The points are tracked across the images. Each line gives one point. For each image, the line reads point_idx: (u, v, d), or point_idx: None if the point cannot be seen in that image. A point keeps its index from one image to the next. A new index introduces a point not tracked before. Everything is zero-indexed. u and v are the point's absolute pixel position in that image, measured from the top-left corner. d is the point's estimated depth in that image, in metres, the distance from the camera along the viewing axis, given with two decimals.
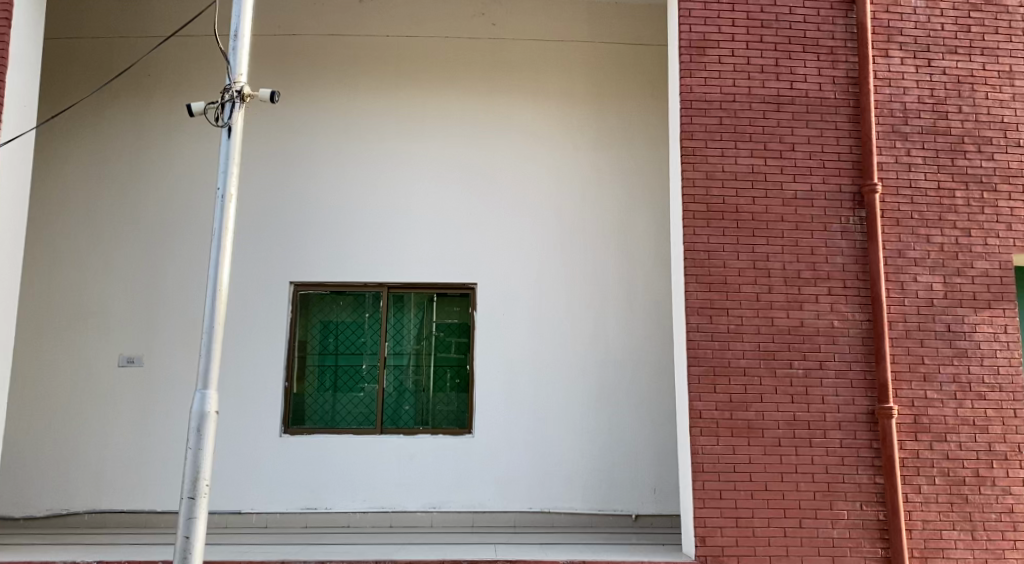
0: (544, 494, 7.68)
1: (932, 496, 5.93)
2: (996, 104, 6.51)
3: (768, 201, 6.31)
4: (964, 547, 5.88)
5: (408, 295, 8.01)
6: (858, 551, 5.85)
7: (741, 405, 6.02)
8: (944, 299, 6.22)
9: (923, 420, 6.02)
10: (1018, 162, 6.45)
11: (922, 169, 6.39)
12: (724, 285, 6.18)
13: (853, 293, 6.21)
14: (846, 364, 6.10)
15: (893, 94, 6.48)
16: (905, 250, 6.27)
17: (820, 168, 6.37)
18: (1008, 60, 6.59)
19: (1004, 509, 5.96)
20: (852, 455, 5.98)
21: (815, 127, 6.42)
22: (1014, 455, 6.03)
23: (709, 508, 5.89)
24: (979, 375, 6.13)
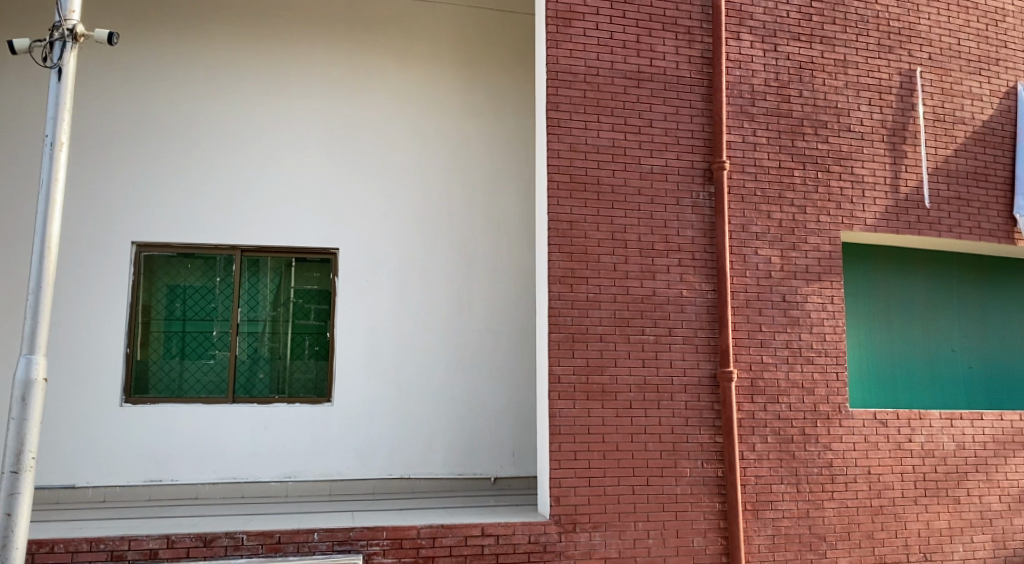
0: (404, 461, 7.67)
1: (765, 453, 6.41)
2: (831, 90, 7.02)
3: (626, 174, 6.51)
4: (790, 499, 6.41)
5: (264, 258, 7.70)
6: (698, 506, 6.24)
7: (596, 369, 6.24)
8: (781, 271, 6.68)
9: (758, 383, 6.49)
10: (849, 145, 6.99)
11: (766, 149, 6.80)
12: (584, 254, 6.34)
13: (701, 264, 6.54)
14: (693, 331, 6.45)
15: (743, 76, 6.83)
16: (748, 225, 6.67)
17: (674, 145, 6.63)
18: (842, 49, 7.09)
19: (825, 463, 6.54)
20: (695, 416, 6.35)
21: (671, 104, 6.66)
22: (835, 414, 6.62)
23: (564, 469, 6.08)
24: (808, 341, 6.66)
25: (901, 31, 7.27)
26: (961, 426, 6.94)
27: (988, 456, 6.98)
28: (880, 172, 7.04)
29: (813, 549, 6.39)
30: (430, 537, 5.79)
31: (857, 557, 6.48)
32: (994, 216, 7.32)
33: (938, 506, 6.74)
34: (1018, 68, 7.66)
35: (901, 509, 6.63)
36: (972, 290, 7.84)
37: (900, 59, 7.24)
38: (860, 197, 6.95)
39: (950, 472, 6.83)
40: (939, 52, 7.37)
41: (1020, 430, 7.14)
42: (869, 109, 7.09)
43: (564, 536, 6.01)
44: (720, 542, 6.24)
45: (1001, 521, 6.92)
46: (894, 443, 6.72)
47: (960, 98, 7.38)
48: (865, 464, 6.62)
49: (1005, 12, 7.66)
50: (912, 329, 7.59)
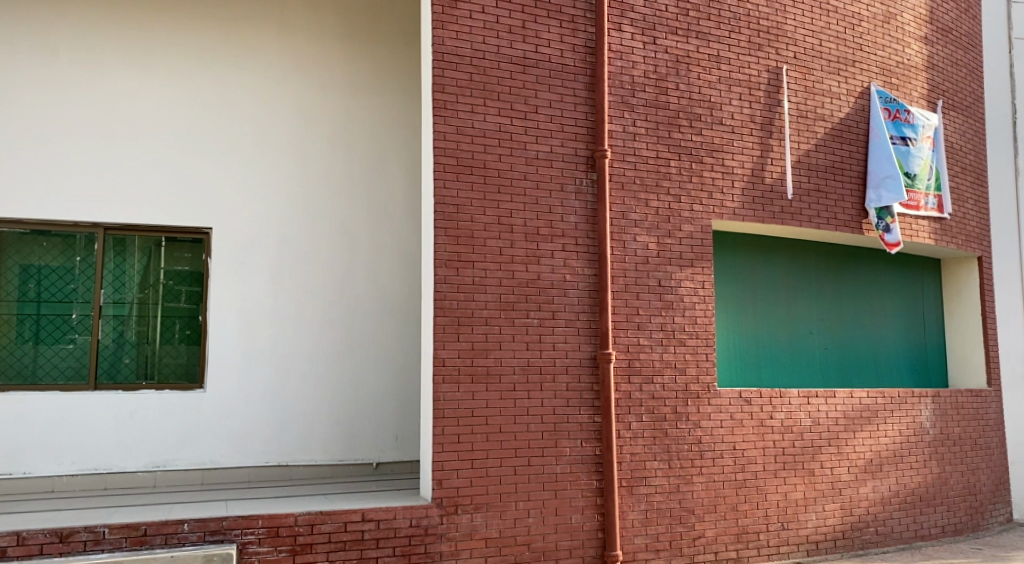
0: (281, 448, 7.48)
1: (640, 431, 6.66)
2: (705, 84, 7.32)
3: (512, 160, 6.55)
4: (663, 475, 6.69)
5: (131, 237, 7.30)
6: (576, 484, 6.41)
7: (481, 352, 6.28)
8: (657, 257, 6.94)
9: (635, 363, 6.72)
10: (721, 138, 7.32)
11: (645, 139, 7.01)
12: (471, 238, 6.36)
13: (583, 249, 6.69)
14: (575, 314, 6.60)
15: (624, 67, 7.01)
16: (627, 212, 6.87)
17: (559, 132, 6.73)
18: (716, 45, 7.40)
19: (695, 440, 6.86)
20: (576, 396, 6.52)
21: (556, 92, 6.76)
22: (704, 393, 6.96)
23: (447, 452, 6.09)
24: (681, 324, 6.97)
25: (769, 30, 7.66)
26: (817, 403, 7.46)
27: (839, 431, 7.54)
28: (749, 164, 7.41)
29: (682, 522, 6.70)
30: (308, 524, 5.68)
31: (722, 528, 6.86)
32: (849, 207, 7.87)
33: (795, 478, 7.23)
34: (872, 70, 8.23)
35: (762, 482, 7.07)
36: (828, 279, 8.43)
37: (769, 56, 7.63)
38: (730, 187, 7.31)
39: (806, 446, 7.34)
40: (803, 51, 7.82)
41: (867, 406, 7.75)
42: (740, 103, 7.44)
43: (446, 518, 6.03)
44: (597, 519, 6.43)
45: (848, 490, 7.51)
46: (758, 420, 7.14)
47: (821, 96, 7.86)
48: (731, 440, 7.00)
49: (861, 17, 8.20)
50: (775, 313, 8.07)
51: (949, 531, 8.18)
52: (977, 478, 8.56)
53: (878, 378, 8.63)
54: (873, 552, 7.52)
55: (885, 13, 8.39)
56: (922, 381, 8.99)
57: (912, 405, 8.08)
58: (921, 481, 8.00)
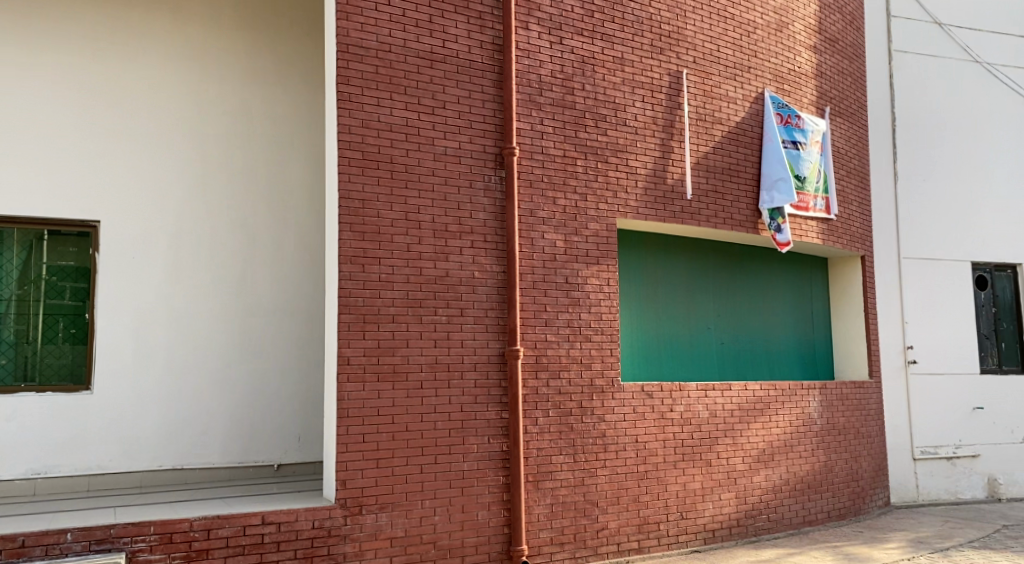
0: (175, 450, 7.27)
1: (546, 426, 6.73)
2: (610, 85, 7.47)
3: (420, 155, 6.50)
4: (568, 469, 6.78)
5: (9, 231, 6.95)
6: (483, 480, 6.42)
7: (387, 350, 6.20)
8: (564, 255, 7.03)
9: (542, 359, 6.79)
10: (625, 138, 7.49)
11: (552, 138, 7.09)
12: (377, 234, 6.26)
13: (492, 247, 6.71)
14: (483, 311, 6.61)
15: (531, 65, 7.06)
16: (535, 210, 6.93)
17: (467, 128, 6.72)
18: (620, 47, 7.57)
19: (599, 434, 6.99)
20: (484, 393, 6.52)
21: (464, 88, 6.74)
22: (608, 388, 7.10)
23: (351, 452, 5.97)
24: (587, 320, 7.09)
25: (670, 34, 7.88)
26: (714, 395, 7.74)
27: (734, 422, 7.85)
28: (652, 165, 7.61)
29: (587, 515, 6.82)
30: (204, 529, 5.46)
31: (625, 520, 7.02)
32: (745, 208, 8.20)
33: (694, 468, 7.48)
34: (766, 76, 8.61)
35: (662, 473, 7.28)
36: (725, 277, 8.76)
37: (670, 60, 7.86)
38: (634, 186, 7.48)
39: (704, 437, 7.60)
40: (702, 56, 8.09)
41: (760, 398, 8.09)
42: (643, 105, 7.64)
43: (350, 519, 5.91)
44: (503, 514, 6.46)
45: (743, 479, 7.82)
46: (659, 413, 7.35)
47: (719, 100, 8.16)
48: (634, 433, 7.17)
49: (756, 25, 8.56)
50: (676, 309, 8.32)
51: (834, 516, 8.66)
52: (859, 464, 9.09)
53: (771, 371, 9.05)
54: (765, 537, 7.87)
55: (778, 22, 8.79)
56: (811, 373, 9.48)
57: (801, 396, 8.50)
58: (809, 469, 8.43)
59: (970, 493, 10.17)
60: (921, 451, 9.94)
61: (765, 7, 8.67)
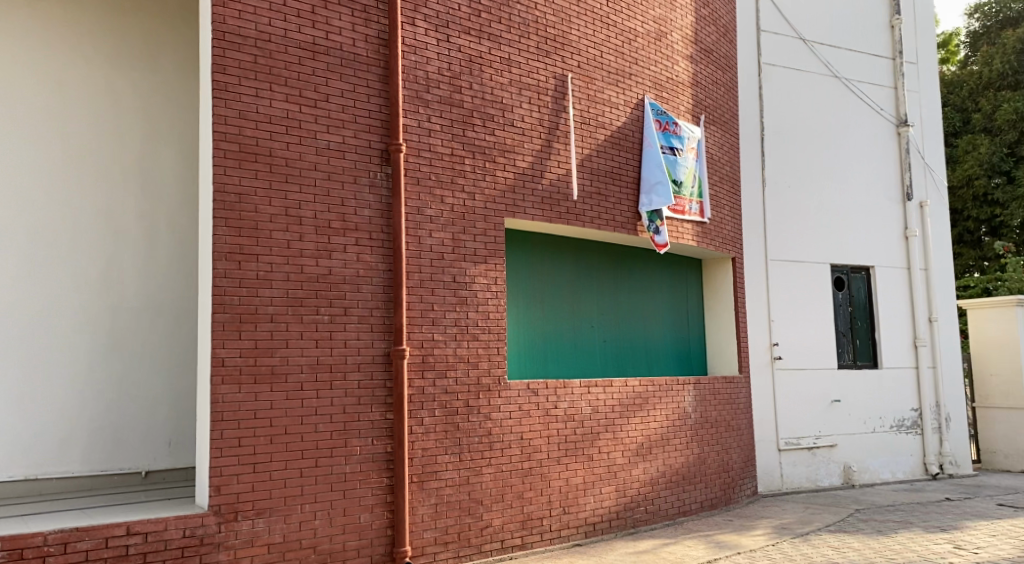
0: (29, 459, 6.78)
1: (432, 426, 6.70)
2: (497, 86, 7.52)
3: (301, 148, 6.31)
4: (453, 468, 6.77)
5: None
6: (366, 483, 6.31)
7: (265, 351, 5.98)
8: (452, 253, 7.02)
9: (429, 358, 6.77)
10: (512, 139, 7.57)
11: (440, 136, 7.07)
12: (255, 230, 6.03)
13: (377, 245, 6.59)
14: (368, 310, 6.49)
15: (418, 62, 7.00)
16: (422, 208, 6.88)
17: (351, 122, 6.58)
18: (507, 48, 7.63)
19: (485, 432, 7.02)
20: (368, 394, 6.41)
21: (348, 81, 6.59)
22: (495, 387, 7.15)
23: (226, 457, 5.72)
24: (474, 320, 7.12)
25: (556, 38, 8.02)
26: (596, 392, 7.94)
27: (615, 418, 8.07)
28: (538, 165, 7.72)
29: (471, 513, 6.83)
30: (60, 543, 5.08)
31: (509, 517, 7.08)
32: (627, 210, 8.46)
33: (576, 464, 7.64)
34: (646, 83, 8.91)
35: (546, 469, 7.40)
36: (608, 276, 9.01)
37: (555, 63, 8.00)
38: (521, 186, 7.56)
39: (586, 432, 7.78)
40: (586, 61, 8.28)
41: (640, 394, 8.37)
42: (529, 107, 7.74)
43: (225, 527, 5.66)
44: (387, 516, 6.36)
45: (622, 473, 8.06)
46: (543, 410, 7.47)
47: (602, 105, 8.37)
48: (519, 431, 7.25)
49: (637, 34, 8.85)
50: (560, 308, 8.47)
51: (706, 505, 9.07)
52: (730, 456, 9.56)
53: (649, 366, 9.39)
54: (643, 529, 8.14)
55: (658, 32, 9.12)
56: (686, 369, 9.92)
57: (678, 392, 8.85)
58: (684, 461, 8.79)
59: (828, 480, 10.90)
60: (785, 442, 10.58)
61: (645, 16, 8.97)
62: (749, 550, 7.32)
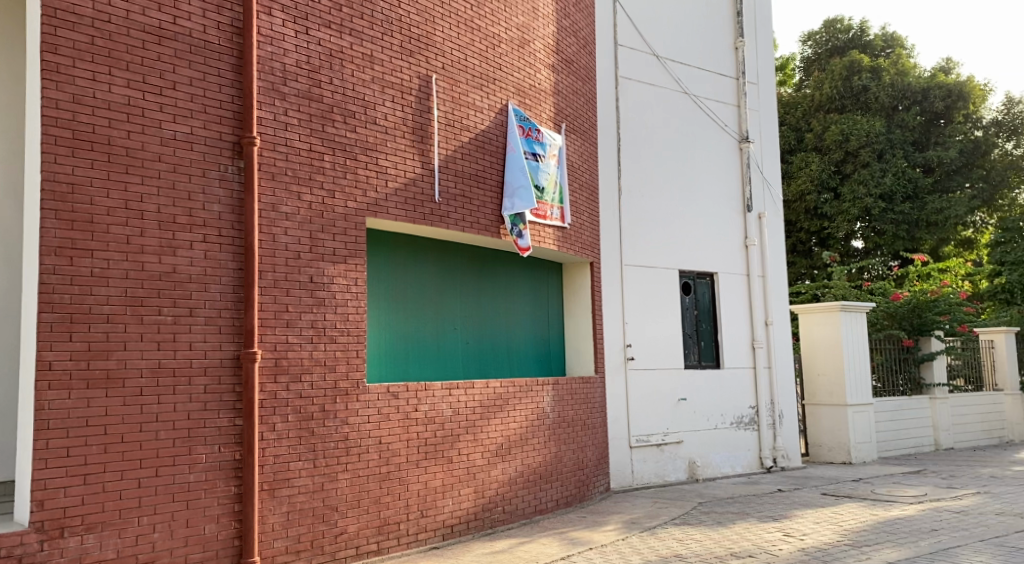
0: None
1: (284, 432, 6.46)
2: (359, 82, 7.37)
3: (144, 138, 5.90)
4: (306, 475, 6.56)
5: None
6: (212, 493, 5.98)
7: (100, 354, 5.54)
8: (309, 253, 6.81)
9: (282, 362, 6.53)
10: (374, 137, 7.44)
11: (297, 130, 6.84)
12: (90, 224, 5.57)
13: (227, 242, 6.29)
14: (216, 311, 6.18)
15: (275, 53, 6.74)
16: (278, 205, 6.64)
17: (201, 113, 6.24)
18: (369, 45, 7.50)
19: (341, 437, 6.86)
20: (215, 400, 6.09)
21: (198, 69, 6.24)
22: (352, 390, 7.01)
23: (52, 469, 5.20)
24: (332, 321, 6.95)
25: (419, 37, 7.97)
26: (457, 394, 7.96)
27: (475, 419, 8.13)
28: (402, 165, 7.64)
29: (325, 520, 6.64)
30: None
31: (365, 523, 6.95)
32: (491, 213, 8.53)
33: (434, 467, 7.62)
34: (510, 89, 9.03)
35: (404, 473, 7.33)
36: (472, 277, 9.06)
37: (419, 63, 7.94)
38: (384, 186, 7.45)
39: (446, 435, 7.77)
40: (450, 63, 8.28)
41: (500, 395, 8.47)
42: (392, 105, 7.65)
43: (47, 545, 5.13)
44: (234, 526, 6.06)
45: (481, 474, 8.12)
46: (403, 414, 7.40)
47: (466, 107, 8.41)
48: (377, 435, 7.14)
49: (500, 39, 8.96)
50: (422, 311, 8.41)
51: (561, 503, 9.29)
52: (585, 454, 9.85)
53: (511, 367, 9.53)
54: (499, 529, 8.23)
55: (520, 39, 9.28)
56: (545, 370, 10.14)
57: (537, 392, 9.02)
58: (541, 460, 8.97)
59: (674, 475, 11.48)
60: (637, 439, 11.04)
61: (508, 22, 9.09)
62: (600, 545, 7.55)
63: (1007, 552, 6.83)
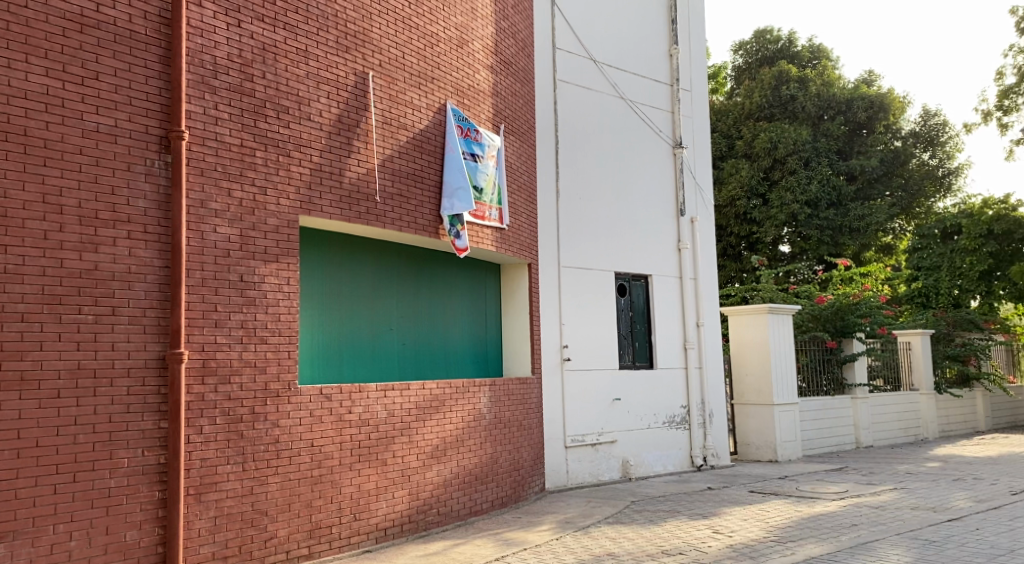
0: None
1: (212, 435, 6.28)
2: (293, 77, 7.24)
3: (64, 129, 5.64)
4: (235, 478, 6.40)
5: None
6: (134, 498, 5.75)
7: (14, 355, 5.26)
8: (239, 251, 6.66)
9: (210, 363, 6.36)
10: (308, 134, 7.32)
11: (227, 125, 6.68)
12: (3, 218, 5.29)
13: (153, 239, 6.08)
14: (141, 310, 5.96)
15: (205, 45, 6.56)
16: (207, 201, 6.47)
17: (126, 105, 6.01)
18: (303, 40, 7.37)
19: (271, 440, 6.72)
20: (138, 402, 5.87)
21: (123, 59, 6.01)
22: (283, 392, 6.88)
23: None
24: (263, 321, 6.81)
25: (356, 34, 7.87)
26: (392, 395, 7.89)
27: (410, 421, 8.07)
28: (337, 163, 7.53)
29: (254, 525, 6.49)
30: None
31: (295, 527, 6.82)
32: (428, 213, 8.48)
33: (368, 469, 7.53)
34: (448, 89, 9.00)
35: (337, 476, 7.22)
36: (408, 278, 8.98)
37: (355, 60, 7.84)
38: (318, 183, 7.33)
39: (380, 437, 7.69)
40: (387, 61, 8.20)
41: (436, 396, 8.43)
42: (327, 102, 7.53)
43: None
44: (157, 533, 5.84)
45: (415, 476, 8.06)
46: (336, 415, 7.29)
47: (403, 106, 8.34)
48: (309, 437, 7.02)
49: (438, 38, 8.92)
50: (357, 311, 8.29)
51: (496, 504, 9.30)
52: (520, 455, 9.89)
53: (447, 368, 9.49)
54: (434, 531, 8.19)
55: (459, 39, 9.26)
56: (482, 371, 10.14)
57: (473, 393, 9.01)
58: (477, 461, 8.97)
59: (608, 475, 11.62)
60: (572, 439, 11.14)
61: (447, 22, 9.07)
62: (534, 545, 7.60)
63: (920, 545, 7.15)
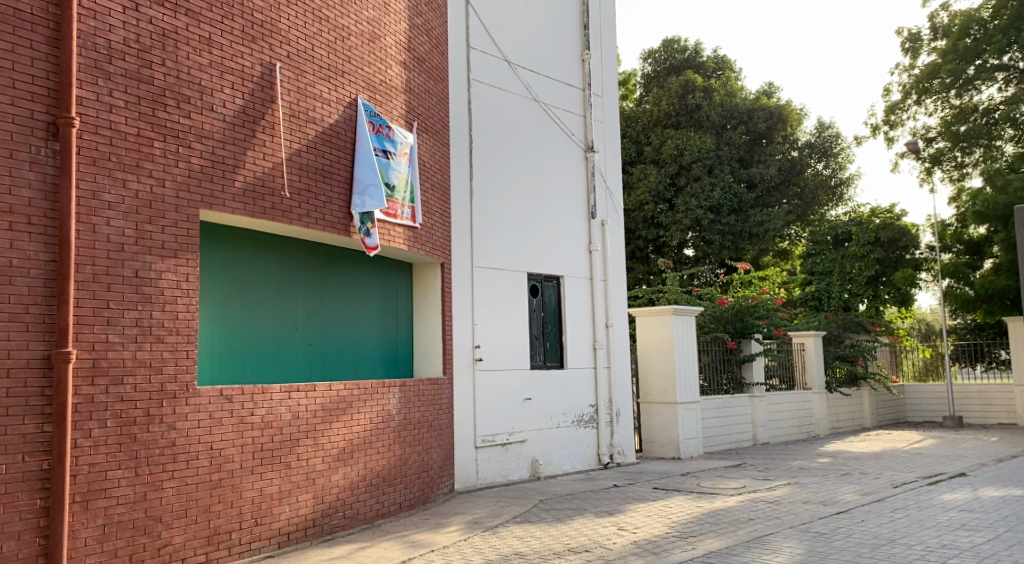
0: None
1: (102, 439, 5.96)
2: (194, 66, 6.95)
3: None
4: (126, 484, 6.09)
5: None
6: (13, 507, 5.38)
7: None
8: (134, 245, 6.34)
9: (101, 363, 6.03)
10: (211, 125, 7.05)
11: (123, 113, 6.35)
12: None
13: (38, 231, 5.72)
14: (23, 306, 5.59)
15: (98, 28, 6.22)
16: (99, 192, 6.13)
17: (9, 88, 5.61)
18: (206, 27, 7.09)
19: (167, 443, 6.43)
20: (19, 404, 5.50)
21: (5, 39, 5.61)
22: (181, 393, 6.59)
23: None
24: (160, 320, 6.51)
25: (263, 24, 7.64)
26: (297, 397, 7.68)
27: (316, 423, 7.88)
28: (241, 156, 7.28)
29: (147, 532, 6.19)
30: None
31: (192, 533, 6.54)
32: (337, 210, 8.31)
33: (271, 473, 7.31)
34: (359, 84, 8.85)
35: (237, 480, 6.98)
36: (316, 276, 8.78)
37: (262, 50, 7.61)
38: (220, 176, 7.07)
39: (284, 440, 7.48)
40: (295, 52, 7.99)
41: (344, 398, 8.27)
42: (232, 92, 7.28)
43: None
44: (38, 543, 5.48)
45: (321, 479, 7.88)
46: (237, 418, 7.04)
47: (313, 99, 8.14)
48: (208, 440, 6.76)
49: (350, 32, 8.76)
50: (262, 310, 8.05)
51: (405, 506, 9.21)
52: (430, 455, 9.82)
53: (356, 369, 9.33)
54: (339, 535, 8.03)
55: (371, 33, 9.12)
56: (392, 371, 10.01)
57: (382, 394, 8.89)
58: (385, 463, 8.85)
59: (517, 474, 11.68)
60: (482, 439, 11.15)
61: (358, 16, 8.91)
62: (442, 547, 7.55)
63: (810, 537, 7.51)
